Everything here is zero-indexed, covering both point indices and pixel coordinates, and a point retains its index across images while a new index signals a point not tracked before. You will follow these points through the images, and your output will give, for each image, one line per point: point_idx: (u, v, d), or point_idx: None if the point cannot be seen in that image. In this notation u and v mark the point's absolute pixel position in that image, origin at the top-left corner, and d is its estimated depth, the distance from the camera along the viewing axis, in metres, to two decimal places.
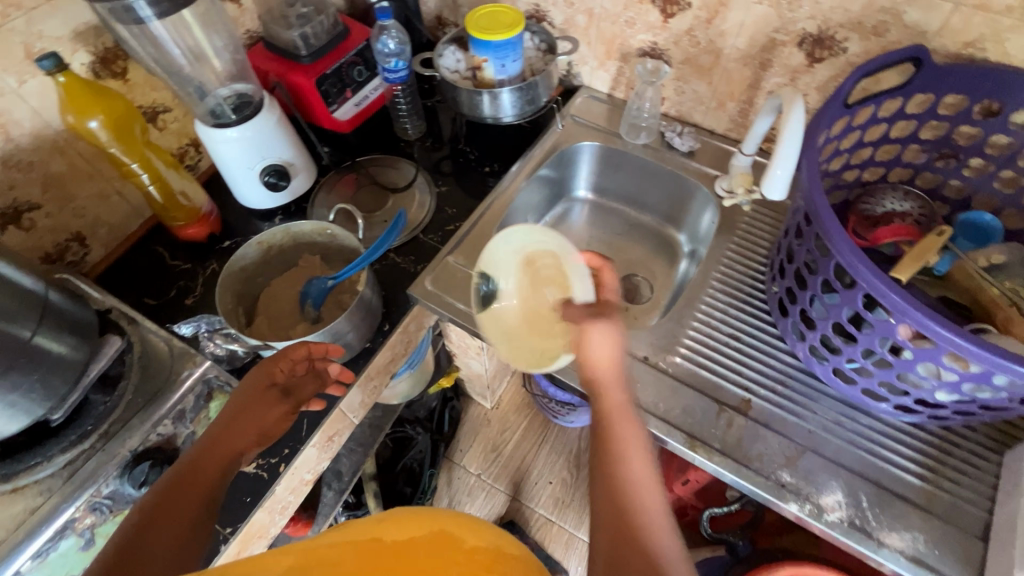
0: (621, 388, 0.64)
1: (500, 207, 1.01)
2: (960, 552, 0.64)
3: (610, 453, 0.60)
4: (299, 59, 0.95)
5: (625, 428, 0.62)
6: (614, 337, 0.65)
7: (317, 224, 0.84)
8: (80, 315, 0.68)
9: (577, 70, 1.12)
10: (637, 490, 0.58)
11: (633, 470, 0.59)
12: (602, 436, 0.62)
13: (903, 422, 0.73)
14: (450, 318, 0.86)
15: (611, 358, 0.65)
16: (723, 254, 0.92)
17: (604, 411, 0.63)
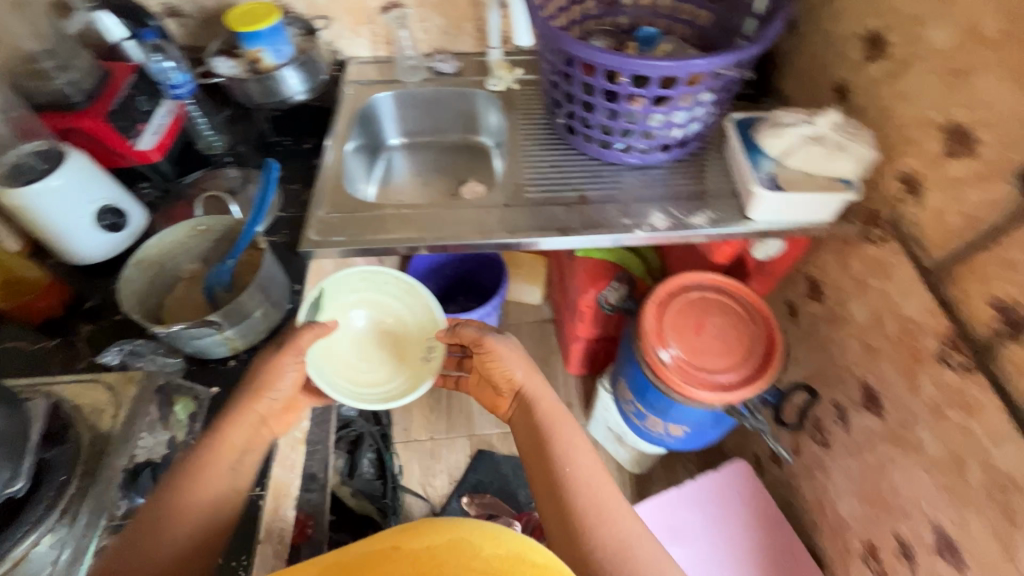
0: (546, 394, 0.89)
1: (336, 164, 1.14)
2: (728, 207, 1.03)
3: (552, 440, 0.83)
4: (76, 106, 0.97)
5: (559, 421, 0.85)
6: (524, 361, 0.91)
7: (188, 225, 0.87)
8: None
9: (338, 45, 1.29)
10: (575, 467, 0.79)
11: (569, 455, 0.80)
12: (544, 436, 0.84)
13: (668, 160, 1.10)
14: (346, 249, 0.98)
15: (530, 371, 0.91)
16: (518, 122, 1.21)
17: (542, 416, 0.86)
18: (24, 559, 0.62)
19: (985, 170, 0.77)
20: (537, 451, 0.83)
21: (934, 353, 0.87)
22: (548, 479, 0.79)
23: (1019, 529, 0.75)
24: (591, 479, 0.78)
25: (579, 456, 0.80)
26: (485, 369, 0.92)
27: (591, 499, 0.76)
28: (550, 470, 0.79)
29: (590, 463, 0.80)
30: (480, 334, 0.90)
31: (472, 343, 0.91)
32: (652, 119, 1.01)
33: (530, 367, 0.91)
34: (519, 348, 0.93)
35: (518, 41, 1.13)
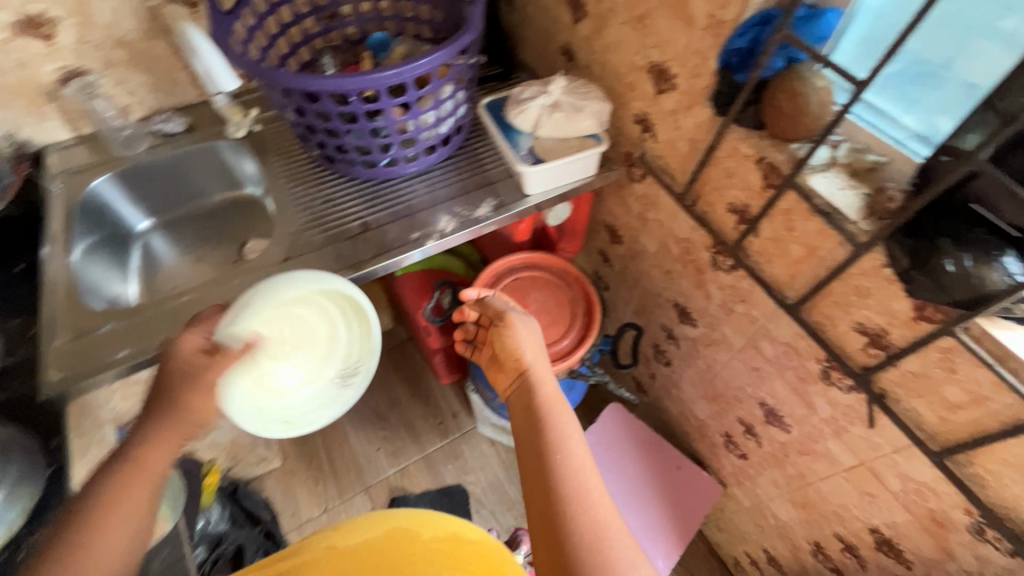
0: (547, 376, 0.83)
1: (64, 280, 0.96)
2: (507, 189, 1.05)
3: (548, 422, 0.74)
4: None
5: (555, 404, 0.77)
6: (535, 342, 0.87)
7: None
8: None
9: (22, 135, 1.06)
10: (559, 447, 0.70)
11: (561, 436, 0.72)
12: (543, 418, 0.75)
13: (442, 159, 1.09)
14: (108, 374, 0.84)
15: (540, 350, 0.85)
16: (277, 163, 1.11)
17: (540, 398, 0.78)
18: None
19: (686, 99, 0.86)
20: (531, 441, 0.73)
21: (709, 261, 0.98)
22: (536, 470, 0.69)
23: (809, 382, 0.89)
24: (579, 467, 0.68)
25: (573, 445, 0.71)
26: (500, 342, 0.88)
27: (581, 491, 0.66)
28: (546, 458, 0.69)
29: (580, 448, 0.70)
30: (504, 309, 0.90)
31: (486, 313, 0.93)
32: (405, 126, 0.98)
33: (537, 347, 0.85)
34: (531, 323, 0.89)
35: (224, 88, 1.05)
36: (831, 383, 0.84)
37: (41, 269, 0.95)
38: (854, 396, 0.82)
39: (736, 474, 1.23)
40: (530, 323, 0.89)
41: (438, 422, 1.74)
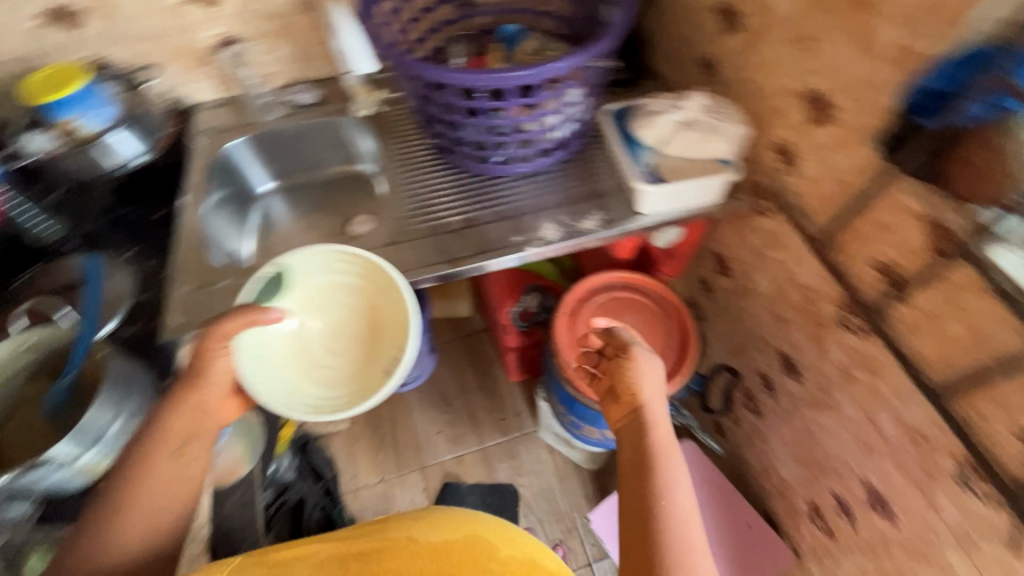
0: (664, 421, 0.76)
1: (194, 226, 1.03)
2: (618, 204, 0.99)
3: (659, 476, 0.68)
4: None
5: (670, 453, 0.72)
6: (661, 380, 0.80)
7: (12, 343, 0.78)
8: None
9: (178, 92, 1.16)
10: (664, 504, 0.65)
11: (670, 491, 0.67)
12: (650, 466, 0.70)
13: (555, 163, 1.05)
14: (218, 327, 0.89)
15: (661, 388, 0.79)
16: (394, 146, 1.13)
17: (653, 443, 0.73)
18: None
19: (845, 135, 0.76)
20: (637, 492, 0.68)
21: (834, 318, 0.87)
22: (632, 522, 0.66)
23: (935, 478, 0.77)
24: (685, 529, 0.63)
25: (681, 507, 0.65)
26: (615, 372, 0.82)
27: (685, 559, 0.61)
28: (649, 511, 0.65)
29: (690, 511, 0.65)
30: (628, 340, 0.83)
31: (613, 340, 0.85)
32: (526, 126, 0.95)
33: (659, 388, 0.79)
34: (658, 360, 0.82)
35: (355, 69, 1.10)
36: (967, 487, 0.72)
37: (174, 218, 1.03)
38: (994, 509, 0.69)
39: (816, 549, 1.11)
40: (656, 359, 0.82)
41: (501, 418, 1.73)
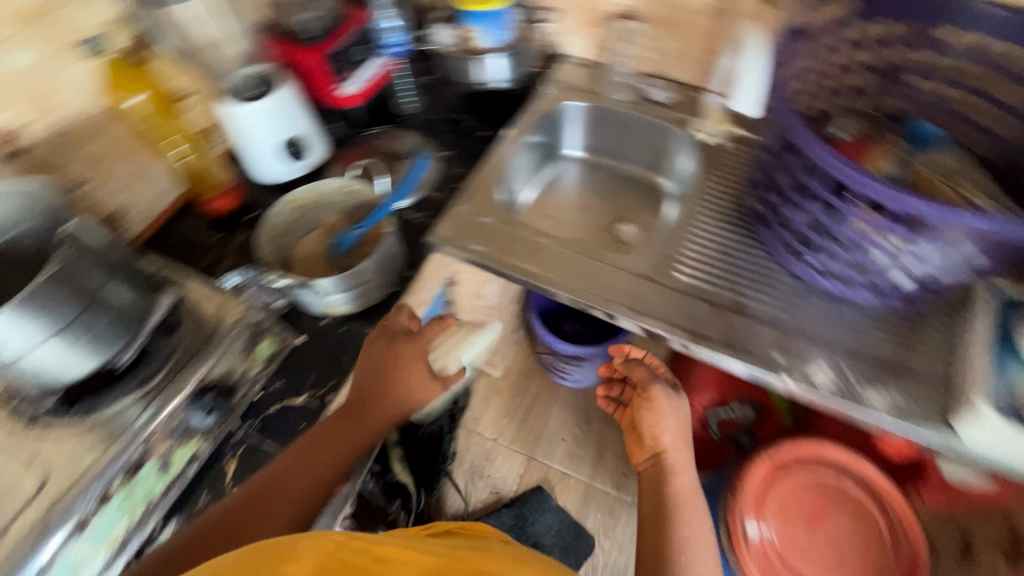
0: (685, 465, 0.87)
1: (500, 159, 1.10)
2: (930, 401, 0.76)
3: (679, 508, 0.81)
4: (306, 40, 1.04)
5: (690, 492, 0.84)
6: (683, 425, 0.90)
7: (338, 183, 0.95)
8: (128, 262, 0.74)
9: (558, 39, 1.22)
10: (680, 528, 0.78)
11: (683, 523, 0.79)
12: (675, 501, 0.82)
13: (878, 306, 0.85)
14: (467, 258, 0.95)
15: (682, 435, 0.90)
16: (708, 186, 1.04)
17: (675, 483, 0.84)
18: (101, 418, 0.72)
19: None
20: (659, 522, 0.80)
21: None
22: (653, 533, 0.79)
23: None
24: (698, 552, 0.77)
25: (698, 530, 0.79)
26: (638, 415, 0.93)
27: None
28: (665, 534, 0.78)
29: (704, 542, 0.78)
30: (648, 379, 0.94)
31: (637, 379, 0.95)
32: (874, 250, 0.77)
33: (680, 433, 0.89)
34: (678, 402, 0.91)
35: (735, 107, 1.05)
36: None
37: (491, 146, 1.12)
38: None
39: None
40: (673, 402, 0.91)
41: (623, 472, 1.63)
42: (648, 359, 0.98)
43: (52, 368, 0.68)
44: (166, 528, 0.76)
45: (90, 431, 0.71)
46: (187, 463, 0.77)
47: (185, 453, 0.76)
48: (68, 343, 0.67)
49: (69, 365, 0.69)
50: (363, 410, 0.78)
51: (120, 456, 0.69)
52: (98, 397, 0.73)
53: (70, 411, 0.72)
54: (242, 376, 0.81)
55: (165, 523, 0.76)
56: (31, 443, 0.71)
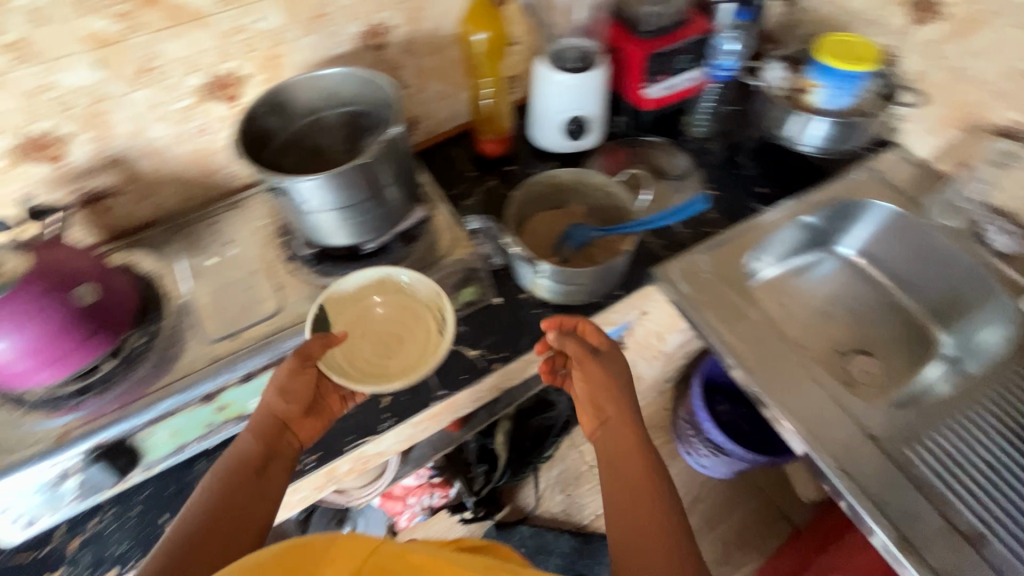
0: (644, 448, 0.75)
1: (755, 234, 0.98)
2: None
3: (629, 506, 0.69)
4: (636, 32, 1.01)
5: (644, 483, 0.71)
6: (625, 385, 0.79)
7: (599, 179, 0.92)
8: (409, 171, 0.83)
9: (902, 125, 1.05)
10: (633, 527, 0.67)
11: (623, 516, 0.69)
12: (620, 498, 0.71)
13: None
14: (674, 298, 0.90)
15: (624, 406, 0.78)
16: (1004, 384, 0.84)
17: (617, 459, 0.74)
18: (332, 284, 0.85)
19: None
20: (626, 495, 0.71)
21: None
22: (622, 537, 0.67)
23: None
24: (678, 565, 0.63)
25: (664, 546, 0.65)
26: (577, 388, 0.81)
27: None
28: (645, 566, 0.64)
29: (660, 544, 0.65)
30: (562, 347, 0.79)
31: (574, 354, 0.79)
32: None
33: (614, 390, 0.79)
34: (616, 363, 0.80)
35: None
36: None
37: (758, 213, 1.00)
38: None
39: None
40: (587, 368, 0.78)
41: None
42: (583, 328, 0.80)
43: (322, 231, 0.80)
44: None
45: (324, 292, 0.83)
46: None
47: None
48: (338, 217, 0.78)
49: (331, 232, 0.80)
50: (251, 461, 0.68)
51: (328, 323, 0.80)
52: (338, 265, 0.86)
53: (317, 268, 0.86)
54: None
55: None
56: (285, 278, 0.85)
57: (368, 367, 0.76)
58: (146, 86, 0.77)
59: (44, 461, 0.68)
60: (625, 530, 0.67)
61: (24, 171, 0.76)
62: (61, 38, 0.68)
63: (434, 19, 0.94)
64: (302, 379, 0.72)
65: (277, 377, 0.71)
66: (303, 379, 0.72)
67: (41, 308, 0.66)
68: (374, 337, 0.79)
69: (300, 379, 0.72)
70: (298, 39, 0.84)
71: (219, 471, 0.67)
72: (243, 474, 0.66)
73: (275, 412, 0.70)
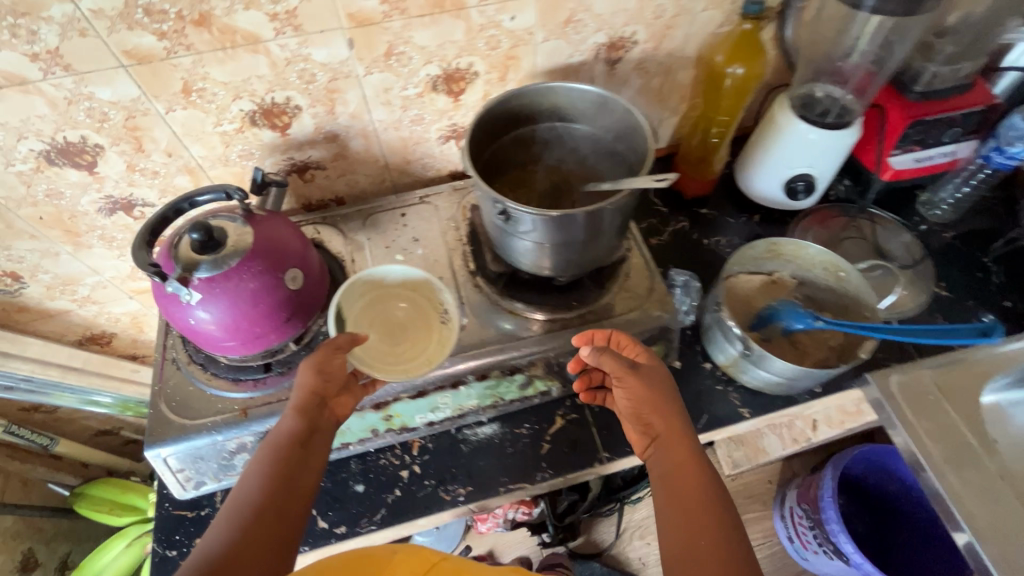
0: (700, 461, 0.61)
1: (995, 364, 0.81)
2: None
3: (689, 539, 0.55)
4: (905, 91, 0.86)
5: (696, 504, 0.57)
6: (660, 379, 0.67)
7: (833, 262, 0.81)
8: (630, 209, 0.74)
9: None
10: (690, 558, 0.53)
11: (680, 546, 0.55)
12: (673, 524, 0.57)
13: None
14: (888, 417, 0.76)
15: (656, 399, 0.65)
16: None
17: (667, 482, 0.61)
18: (516, 312, 0.79)
19: None
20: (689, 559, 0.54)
21: None
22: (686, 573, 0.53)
23: None
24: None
25: (729, 572, 0.52)
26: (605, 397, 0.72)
27: None
28: None
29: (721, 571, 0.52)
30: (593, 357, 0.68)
31: (610, 370, 0.68)
32: None
33: (667, 403, 0.65)
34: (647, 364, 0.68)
35: None
36: None
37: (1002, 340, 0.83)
38: None
39: None
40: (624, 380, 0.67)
41: None
42: (618, 341, 0.69)
43: (524, 258, 0.74)
44: (487, 427, 0.79)
45: (506, 319, 0.78)
46: (537, 394, 0.79)
47: (543, 387, 0.78)
48: (551, 251, 0.71)
49: (535, 262, 0.74)
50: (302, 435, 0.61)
51: (511, 356, 0.74)
52: (523, 294, 0.79)
53: (501, 292, 0.79)
54: None
55: (489, 423, 0.79)
56: (467, 291, 0.81)
57: (381, 352, 0.71)
58: (384, 71, 0.73)
59: (226, 432, 0.68)
60: (687, 565, 0.53)
61: (251, 135, 0.75)
62: (327, 13, 0.64)
63: (680, 39, 0.84)
64: (333, 362, 0.65)
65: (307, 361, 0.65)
66: (337, 363, 0.66)
67: (253, 285, 0.65)
68: (383, 328, 0.73)
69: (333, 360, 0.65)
70: (540, 44, 0.77)
71: (264, 446, 0.61)
72: (283, 450, 0.60)
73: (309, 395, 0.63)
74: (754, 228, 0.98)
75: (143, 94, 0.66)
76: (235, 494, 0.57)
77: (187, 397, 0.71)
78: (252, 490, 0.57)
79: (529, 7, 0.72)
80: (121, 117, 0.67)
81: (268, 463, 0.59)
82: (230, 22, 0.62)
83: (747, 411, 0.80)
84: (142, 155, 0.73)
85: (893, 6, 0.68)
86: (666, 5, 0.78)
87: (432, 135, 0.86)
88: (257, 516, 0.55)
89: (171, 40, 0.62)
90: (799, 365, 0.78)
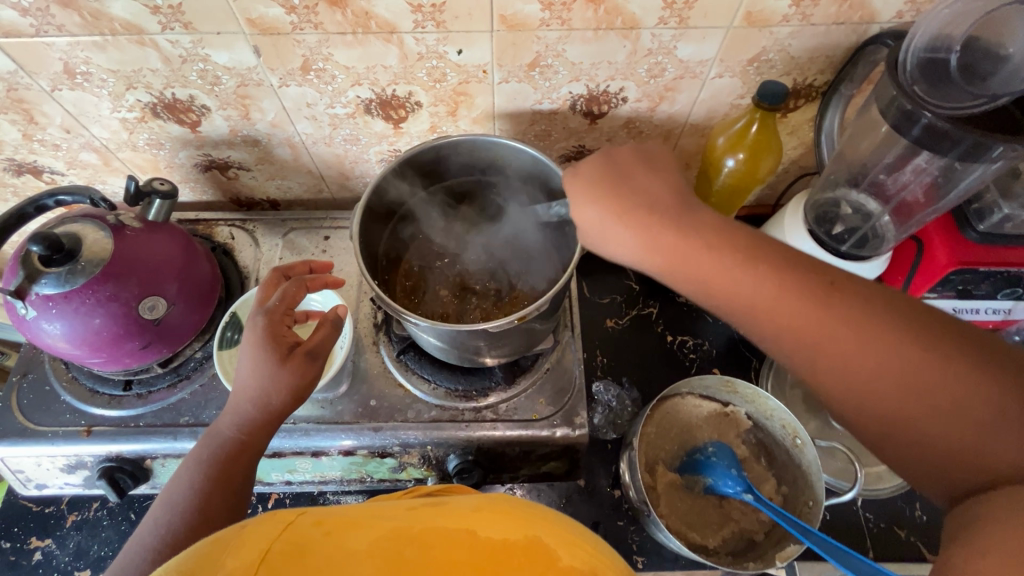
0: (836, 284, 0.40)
1: None
2: None
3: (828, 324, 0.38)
4: (963, 227, 0.63)
5: (853, 333, 0.38)
6: (667, 198, 0.45)
7: (793, 424, 0.68)
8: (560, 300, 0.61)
9: None
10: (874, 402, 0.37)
11: (886, 372, 0.37)
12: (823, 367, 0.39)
13: None
14: None
15: (677, 231, 0.44)
16: None
17: (778, 341, 0.41)
18: (404, 386, 0.69)
19: None
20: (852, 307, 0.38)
21: None
22: (903, 443, 0.37)
23: None
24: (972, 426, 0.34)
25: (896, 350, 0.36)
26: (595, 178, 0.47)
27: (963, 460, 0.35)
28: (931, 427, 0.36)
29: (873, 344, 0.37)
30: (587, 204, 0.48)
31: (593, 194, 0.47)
32: None
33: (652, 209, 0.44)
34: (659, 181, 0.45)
35: None
36: None
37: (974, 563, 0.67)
38: None
39: None
40: (637, 229, 0.44)
41: None
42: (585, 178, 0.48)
43: (421, 338, 0.65)
44: (352, 497, 0.74)
45: (393, 393, 0.69)
46: (412, 478, 0.72)
47: (417, 475, 0.70)
48: (447, 344, 0.62)
49: (436, 349, 0.65)
50: (245, 395, 0.52)
51: (379, 437, 0.66)
52: (421, 365, 0.70)
53: (398, 357, 0.71)
54: (511, 466, 0.70)
55: (354, 493, 0.74)
56: (364, 348, 0.72)
57: None
58: (302, 85, 0.62)
59: (64, 447, 0.64)
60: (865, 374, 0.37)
61: (156, 127, 0.67)
62: (222, 15, 0.53)
63: (684, 103, 0.66)
64: (292, 369, 0.52)
65: (250, 340, 0.53)
66: (287, 332, 0.54)
67: (95, 309, 0.58)
68: None
69: (294, 369, 0.52)
70: (497, 84, 0.63)
71: (204, 459, 0.52)
72: (234, 450, 0.53)
73: (288, 404, 0.53)
74: (734, 334, 0.82)
75: (20, 70, 0.58)
76: (154, 517, 0.51)
77: (41, 397, 0.67)
78: (177, 516, 0.50)
79: (481, 43, 0.57)
80: (2, 88, 0.60)
81: (201, 490, 0.51)
82: (102, 8, 0.52)
83: (641, 560, 0.69)
84: (37, 127, 0.66)
85: (947, 145, 0.52)
86: (665, 64, 0.61)
87: (371, 157, 0.74)
88: (203, 499, 0.50)
89: (36, 19, 0.53)
90: (708, 537, 0.66)
